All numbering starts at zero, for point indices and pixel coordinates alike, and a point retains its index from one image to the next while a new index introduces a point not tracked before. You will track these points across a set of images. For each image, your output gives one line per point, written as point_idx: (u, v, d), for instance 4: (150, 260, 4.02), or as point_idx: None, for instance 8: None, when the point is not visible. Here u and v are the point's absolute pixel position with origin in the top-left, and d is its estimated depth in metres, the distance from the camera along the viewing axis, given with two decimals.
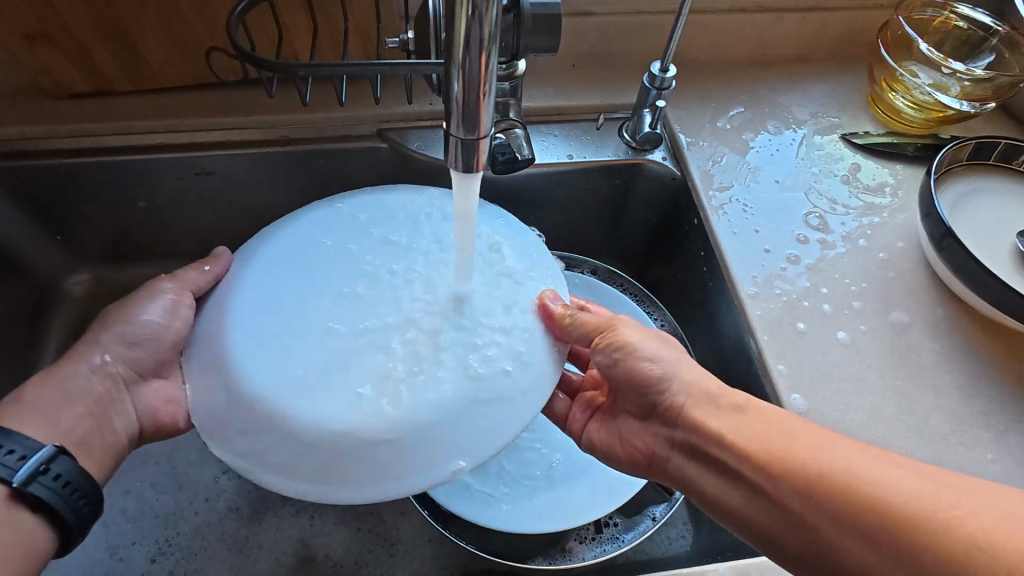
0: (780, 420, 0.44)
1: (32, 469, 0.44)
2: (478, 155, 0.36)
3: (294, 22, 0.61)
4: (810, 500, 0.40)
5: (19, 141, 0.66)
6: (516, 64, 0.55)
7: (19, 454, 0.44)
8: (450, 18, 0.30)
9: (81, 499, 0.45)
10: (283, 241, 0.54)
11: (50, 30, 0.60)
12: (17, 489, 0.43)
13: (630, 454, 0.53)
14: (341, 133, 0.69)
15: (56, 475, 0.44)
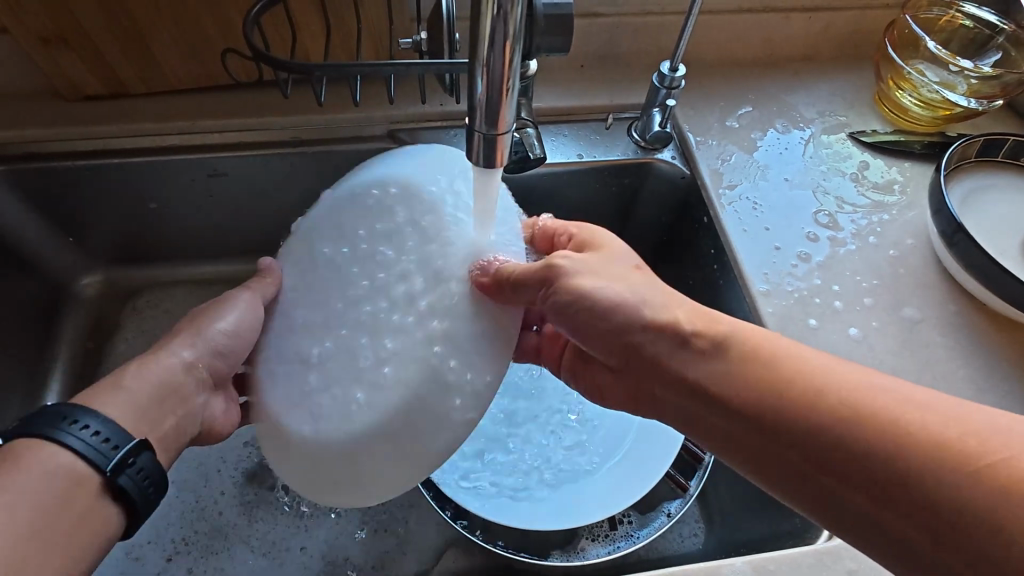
0: (773, 345, 0.41)
1: (122, 458, 0.41)
2: (500, 150, 0.37)
3: (307, 24, 0.62)
4: (834, 443, 0.36)
5: (31, 144, 0.67)
6: (527, 65, 0.55)
7: (111, 442, 0.41)
8: (477, 16, 0.31)
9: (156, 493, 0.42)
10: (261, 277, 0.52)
11: (66, 32, 0.61)
12: (108, 477, 0.40)
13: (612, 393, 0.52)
14: (352, 135, 0.70)
15: (141, 470, 0.42)
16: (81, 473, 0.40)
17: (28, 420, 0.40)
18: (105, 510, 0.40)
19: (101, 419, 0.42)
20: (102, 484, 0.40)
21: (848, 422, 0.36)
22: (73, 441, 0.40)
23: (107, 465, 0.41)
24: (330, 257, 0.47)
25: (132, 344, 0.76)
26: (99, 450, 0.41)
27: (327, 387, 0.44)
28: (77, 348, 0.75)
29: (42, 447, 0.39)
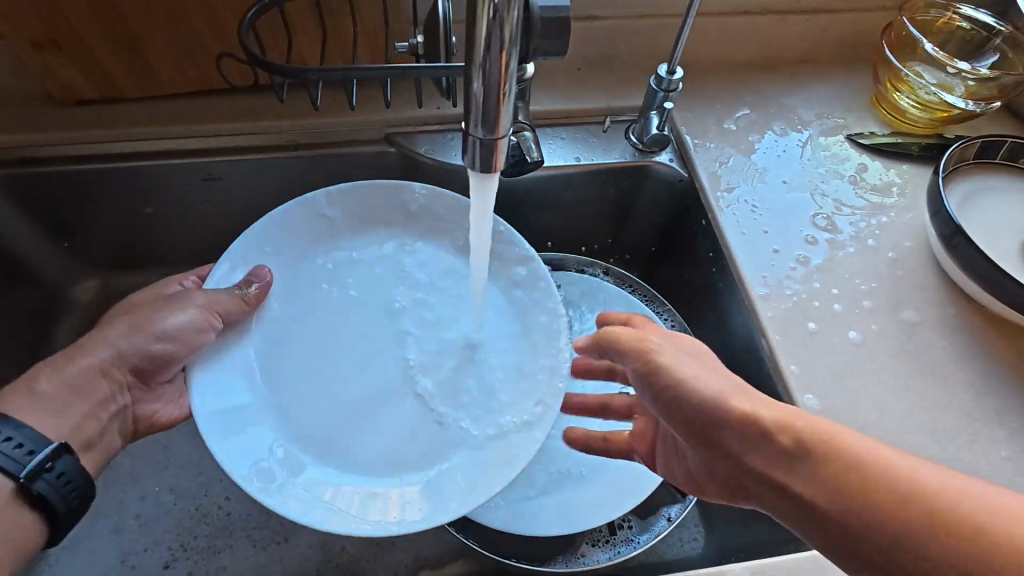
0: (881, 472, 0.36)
1: (38, 463, 0.47)
2: (498, 155, 0.36)
3: (303, 29, 0.62)
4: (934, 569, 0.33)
5: (23, 148, 0.66)
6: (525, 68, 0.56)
7: (26, 448, 0.47)
8: (473, 20, 0.31)
9: (75, 496, 0.48)
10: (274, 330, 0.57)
11: (59, 36, 0.60)
12: (21, 482, 0.46)
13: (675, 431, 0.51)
14: (350, 138, 0.70)
15: (58, 474, 0.47)
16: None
17: None
18: (22, 515, 0.46)
19: (19, 425, 0.48)
20: (17, 489, 0.46)
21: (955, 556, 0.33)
22: None
23: (25, 471, 0.46)
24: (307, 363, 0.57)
25: None
26: (16, 458, 0.46)
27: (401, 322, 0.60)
28: None
29: None
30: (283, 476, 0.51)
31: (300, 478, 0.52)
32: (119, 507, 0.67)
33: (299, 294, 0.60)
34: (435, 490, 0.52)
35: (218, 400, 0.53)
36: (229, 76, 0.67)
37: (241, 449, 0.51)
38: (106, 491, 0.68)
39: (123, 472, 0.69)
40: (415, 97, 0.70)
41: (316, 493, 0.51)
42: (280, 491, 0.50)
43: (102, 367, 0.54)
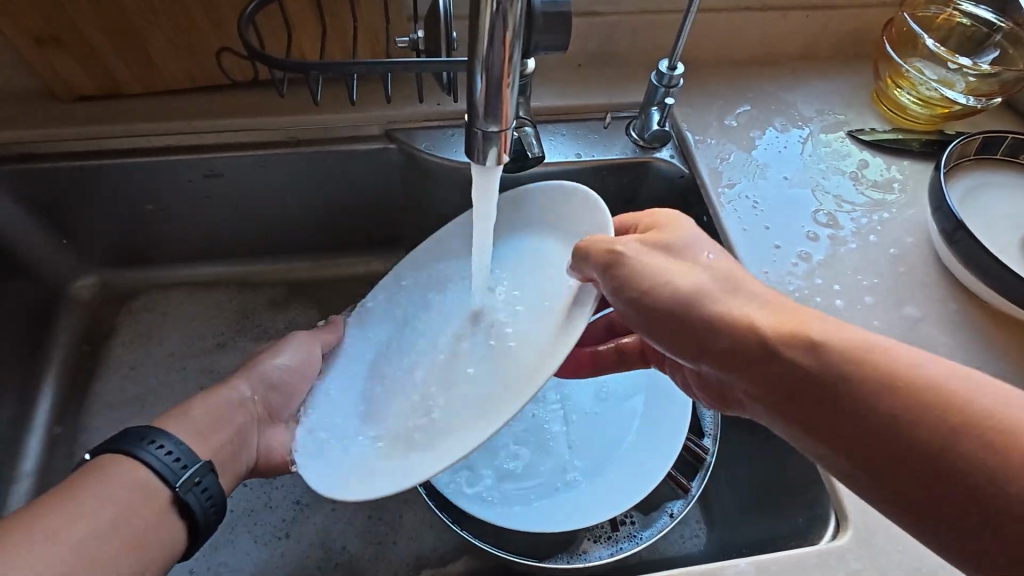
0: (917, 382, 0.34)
1: (190, 477, 0.46)
2: (501, 148, 0.36)
3: (304, 24, 0.61)
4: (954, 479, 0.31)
5: (24, 145, 0.66)
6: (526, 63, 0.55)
7: (181, 460, 0.47)
8: (476, 9, 0.31)
9: (214, 511, 0.47)
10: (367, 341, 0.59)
11: (59, 32, 0.60)
12: (177, 492, 0.45)
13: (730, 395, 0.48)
14: (350, 134, 0.69)
15: (206, 488, 0.47)
16: (155, 485, 0.45)
17: (114, 441, 0.46)
18: (171, 525, 0.45)
19: (180, 440, 0.48)
20: (172, 498, 0.45)
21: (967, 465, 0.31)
22: (154, 461, 0.46)
23: (180, 482, 0.46)
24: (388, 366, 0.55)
25: (129, 345, 0.75)
26: (172, 467, 0.46)
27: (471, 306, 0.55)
28: (73, 352, 0.74)
29: (128, 465, 0.45)
30: (332, 453, 0.49)
31: (345, 455, 0.49)
32: None
33: (392, 304, 0.60)
34: (438, 444, 0.44)
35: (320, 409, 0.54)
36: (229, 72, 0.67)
37: (313, 436, 0.51)
38: None
39: None
40: (415, 93, 0.70)
41: (350, 464, 0.47)
42: (321, 471, 0.48)
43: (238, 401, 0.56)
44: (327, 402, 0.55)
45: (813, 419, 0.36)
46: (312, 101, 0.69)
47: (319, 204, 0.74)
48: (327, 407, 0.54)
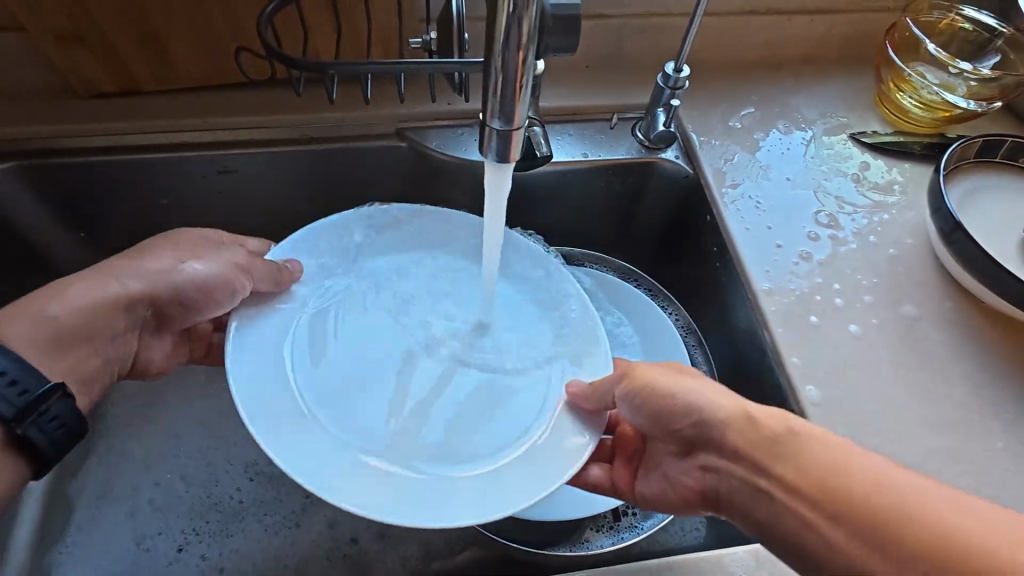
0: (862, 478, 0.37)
1: (32, 407, 0.43)
2: (513, 147, 0.37)
3: (319, 25, 0.63)
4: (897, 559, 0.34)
5: (44, 139, 0.67)
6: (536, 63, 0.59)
7: (19, 386, 0.43)
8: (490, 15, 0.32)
9: (66, 437, 0.45)
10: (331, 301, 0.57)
11: (81, 30, 0.62)
12: (13, 427, 0.42)
13: (682, 495, 0.48)
14: (363, 132, 0.71)
15: (53, 417, 0.44)
16: None
17: None
18: (11, 459, 0.43)
19: (17, 358, 0.44)
20: (6, 431, 0.43)
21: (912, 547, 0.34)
22: None
23: (18, 413, 0.43)
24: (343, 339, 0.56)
25: None
26: (9, 396, 0.42)
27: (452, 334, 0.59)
28: None
29: None
30: (269, 405, 0.49)
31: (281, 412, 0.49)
32: (132, 491, 0.69)
33: (375, 272, 0.61)
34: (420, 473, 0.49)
35: (257, 339, 0.52)
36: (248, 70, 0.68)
37: (252, 368, 0.50)
38: (120, 477, 0.70)
39: (135, 460, 0.71)
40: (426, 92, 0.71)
41: (295, 438, 0.47)
42: (268, 419, 0.48)
43: (122, 301, 0.51)
44: (270, 339, 0.53)
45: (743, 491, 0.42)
46: (326, 100, 0.70)
47: (332, 200, 0.75)
48: (268, 341, 0.52)
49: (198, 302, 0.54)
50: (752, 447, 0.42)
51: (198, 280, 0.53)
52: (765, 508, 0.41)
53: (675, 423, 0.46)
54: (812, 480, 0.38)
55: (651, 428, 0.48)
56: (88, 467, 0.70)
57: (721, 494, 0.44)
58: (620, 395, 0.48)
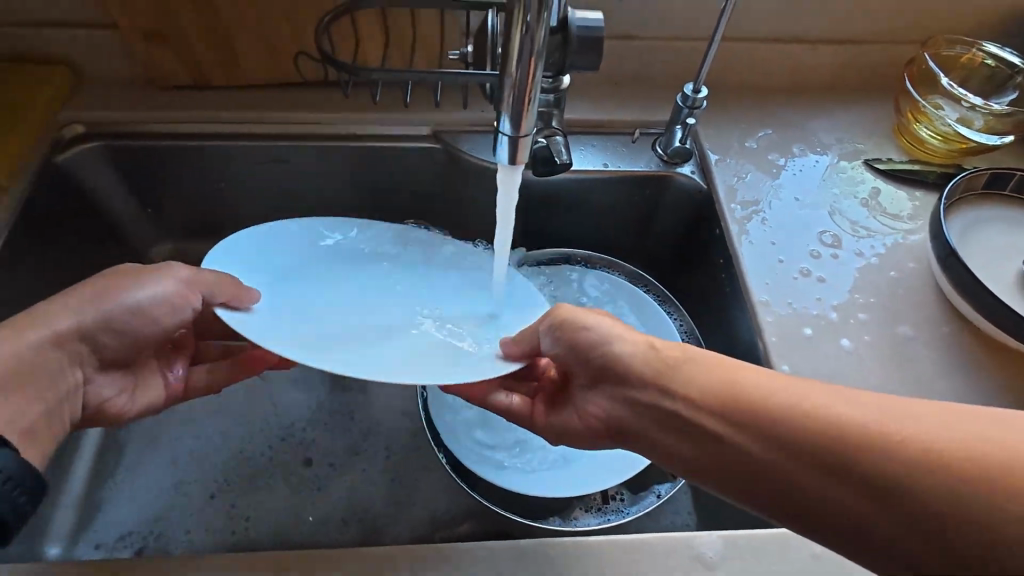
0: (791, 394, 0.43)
1: None
2: (521, 151, 0.43)
3: (368, 35, 0.70)
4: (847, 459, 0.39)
5: (125, 124, 0.77)
6: (561, 79, 0.67)
7: None
8: (504, 41, 0.38)
9: (16, 490, 0.44)
10: (311, 240, 0.61)
11: (165, 30, 0.71)
12: None
13: (589, 424, 0.54)
14: (402, 133, 0.78)
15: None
16: None
17: None
18: None
19: None
20: None
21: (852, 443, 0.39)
22: None
23: None
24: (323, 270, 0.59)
25: None
26: None
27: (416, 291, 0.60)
28: None
29: None
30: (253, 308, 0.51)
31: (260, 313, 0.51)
32: (175, 442, 0.77)
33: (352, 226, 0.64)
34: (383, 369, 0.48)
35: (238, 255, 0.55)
36: (305, 72, 0.77)
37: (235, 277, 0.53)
38: (167, 429, 0.78)
39: (180, 414, 0.79)
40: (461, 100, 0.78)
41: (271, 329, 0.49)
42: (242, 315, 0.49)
43: (58, 338, 0.52)
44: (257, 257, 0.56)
45: (667, 420, 0.46)
46: (372, 102, 0.78)
47: (371, 193, 0.82)
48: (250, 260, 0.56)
49: (137, 327, 0.56)
50: (658, 375, 0.48)
51: (133, 304, 0.55)
52: (687, 440, 0.45)
53: (590, 355, 0.52)
54: (727, 398, 0.44)
55: (572, 364, 0.53)
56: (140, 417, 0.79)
57: (626, 423, 0.49)
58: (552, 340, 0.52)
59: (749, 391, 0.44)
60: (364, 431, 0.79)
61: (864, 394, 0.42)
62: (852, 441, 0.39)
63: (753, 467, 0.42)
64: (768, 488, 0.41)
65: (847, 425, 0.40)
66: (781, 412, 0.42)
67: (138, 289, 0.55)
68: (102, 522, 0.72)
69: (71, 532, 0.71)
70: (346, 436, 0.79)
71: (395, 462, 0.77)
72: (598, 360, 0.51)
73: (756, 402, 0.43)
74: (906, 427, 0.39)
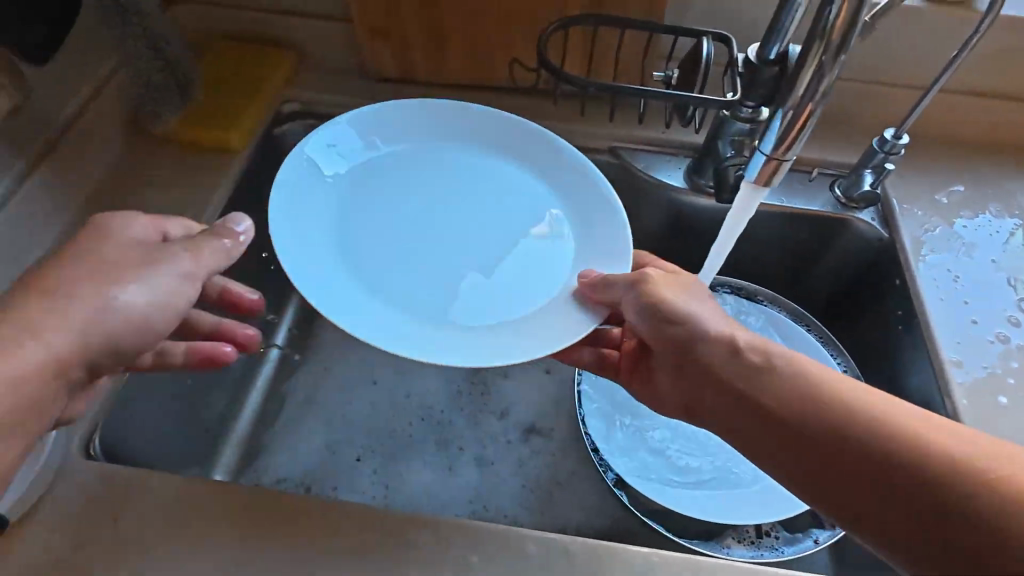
0: (870, 409, 0.42)
1: None
2: (773, 173, 0.51)
3: (574, 50, 0.75)
4: (921, 481, 0.39)
5: (332, 107, 0.83)
6: (761, 110, 0.66)
7: None
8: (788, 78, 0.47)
9: None
10: (372, 164, 0.68)
11: (391, 27, 0.78)
12: None
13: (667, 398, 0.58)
14: (580, 143, 0.81)
15: None
16: None
17: None
18: None
19: None
20: None
21: (929, 465, 0.39)
22: None
23: None
24: (388, 197, 0.67)
25: None
26: None
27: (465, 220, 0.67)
28: None
29: None
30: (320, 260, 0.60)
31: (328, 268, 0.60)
32: (330, 403, 0.83)
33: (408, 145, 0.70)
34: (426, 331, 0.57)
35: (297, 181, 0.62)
36: (514, 78, 0.82)
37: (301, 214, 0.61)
38: (323, 389, 0.84)
39: (336, 378, 0.85)
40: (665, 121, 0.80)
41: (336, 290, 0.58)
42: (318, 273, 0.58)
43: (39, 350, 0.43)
44: (323, 189, 0.64)
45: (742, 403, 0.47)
46: (578, 112, 0.81)
47: None
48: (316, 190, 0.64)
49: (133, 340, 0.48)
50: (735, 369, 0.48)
51: (130, 310, 0.47)
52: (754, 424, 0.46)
53: (676, 337, 0.53)
54: (791, 394, 0.45)
55: (660, 343, 0.55)
56: (298, 375, 0.85)
57: (700, 406, 0.51)
58: (629, 305, 0.55)
59: (819, 387, 0.45)
60: (501, 426, 0.81)
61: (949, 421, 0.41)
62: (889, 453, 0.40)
63: (816, 464, 0.43)
64: (814, 475, 0.43)
65: (927, 447, 0.39)
66: (835, 414, 0.43)
67: (128, 285, 0.47)
68: (262, 464, 0.78)
69: (235, 470, 0.77)
70: (482, 425, 0.81)
71: (530, 457, 0.78)
72: (685, 348, 0.52)
73: (812, 399, 0.44)
74: (997, 469, 0.38)
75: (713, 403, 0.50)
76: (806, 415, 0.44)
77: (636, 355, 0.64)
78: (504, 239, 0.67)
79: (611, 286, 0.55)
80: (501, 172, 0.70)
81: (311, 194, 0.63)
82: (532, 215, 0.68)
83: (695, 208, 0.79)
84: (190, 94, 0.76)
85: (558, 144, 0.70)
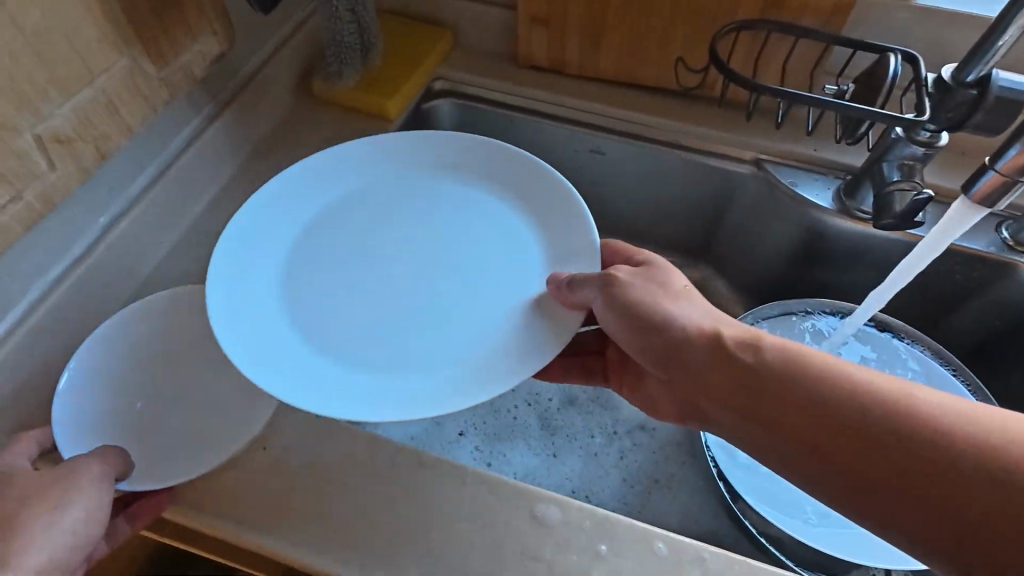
0: (887, 408, 0.41)
1: None
2: (1002, 194, 0.54)
3: (739, 56, 0.73)
4: (953, 482, 0.38)
5: (478, 88, 0.85)
6: (941, 135, 0.63)
7: None
8: None
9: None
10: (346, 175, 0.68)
11: (552, 15, 0.78)
12: None
13: (663, 408, 0.57)
14: (723, 151, 0.79)
15: None
16: None
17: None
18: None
19: None
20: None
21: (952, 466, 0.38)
22: None
23: None
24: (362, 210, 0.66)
25: None
26: None
27: (427, 233, 0.64)
28: None
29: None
30: (261, 288, 0.58)
31: (267, 294, 0.58)
32: None
33: (384, 157, 0.69)
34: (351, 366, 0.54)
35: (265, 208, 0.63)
36: (663, 79, 0.81)
37: (255, 239, 0.61)
38: None
39: None
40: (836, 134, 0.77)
41: (267, 324, 0.56)
42: (251, 307, 0.56)
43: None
44: (291, 210, 0.64)
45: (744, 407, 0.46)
46: (744, 117, 0.80)
47: (675, 197, 0.85)
48: (285, 209, 0.64)
49: None
50: (734, 378, 0.47)
51: None
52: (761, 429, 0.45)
53: (662, 343, 0.51)
54: (800, 398, 0.44)
55: (647, 354, 0.53)
56: None
57: (703, 415, 0.50)
58: (605, 307, 0.53)
59: (830, 388, 0.43)
60: (608, 418, 0.80)
61: (974, 409, 0.40)
62: (902, 438, 0.40)
63: (827, 469, 0.42)
64: (829, 478, 0.42)
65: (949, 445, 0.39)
66: (831, 400, 0.43)
67: None
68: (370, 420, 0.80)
69: None
70: (589, 415, 0.81)
71: (631, 454, 0.77)
72: (676, 354, 0.50)
73: (806, 390, 0.44)
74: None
75: (706, 398, 0.49)
76: (816, 411, 0.43)
77: (618, 359, 0.66)
78: (473, 246, 0.63)
79: (581, 286, 0.53)
80: (468, 186, 0.68)
81: (271, 217, 0.63)
82: (497, 230, 0.64)
83: (841, 231, 0.75)
84: (369, 60, 0.79)
85: (533, 161, 0.66)
